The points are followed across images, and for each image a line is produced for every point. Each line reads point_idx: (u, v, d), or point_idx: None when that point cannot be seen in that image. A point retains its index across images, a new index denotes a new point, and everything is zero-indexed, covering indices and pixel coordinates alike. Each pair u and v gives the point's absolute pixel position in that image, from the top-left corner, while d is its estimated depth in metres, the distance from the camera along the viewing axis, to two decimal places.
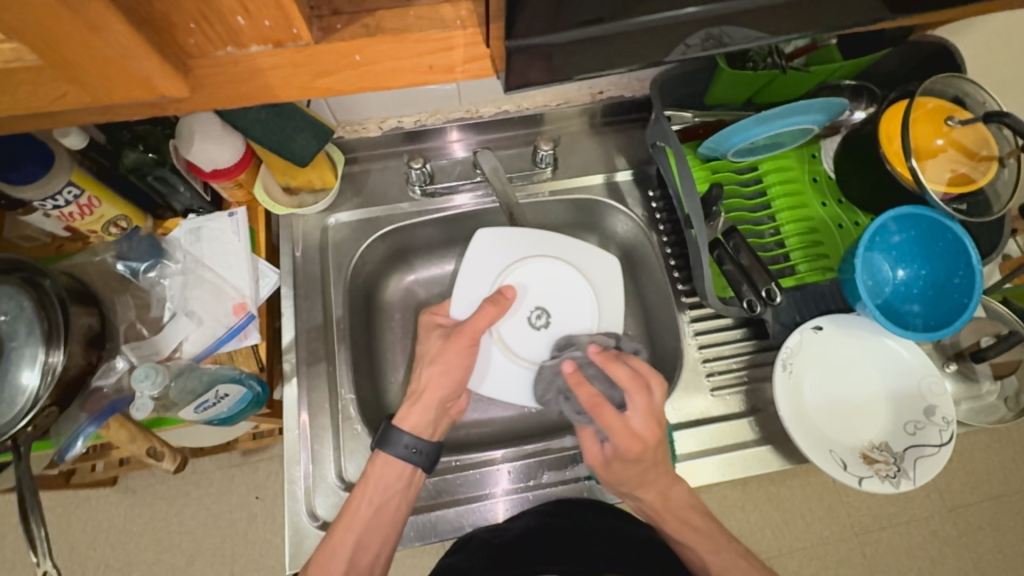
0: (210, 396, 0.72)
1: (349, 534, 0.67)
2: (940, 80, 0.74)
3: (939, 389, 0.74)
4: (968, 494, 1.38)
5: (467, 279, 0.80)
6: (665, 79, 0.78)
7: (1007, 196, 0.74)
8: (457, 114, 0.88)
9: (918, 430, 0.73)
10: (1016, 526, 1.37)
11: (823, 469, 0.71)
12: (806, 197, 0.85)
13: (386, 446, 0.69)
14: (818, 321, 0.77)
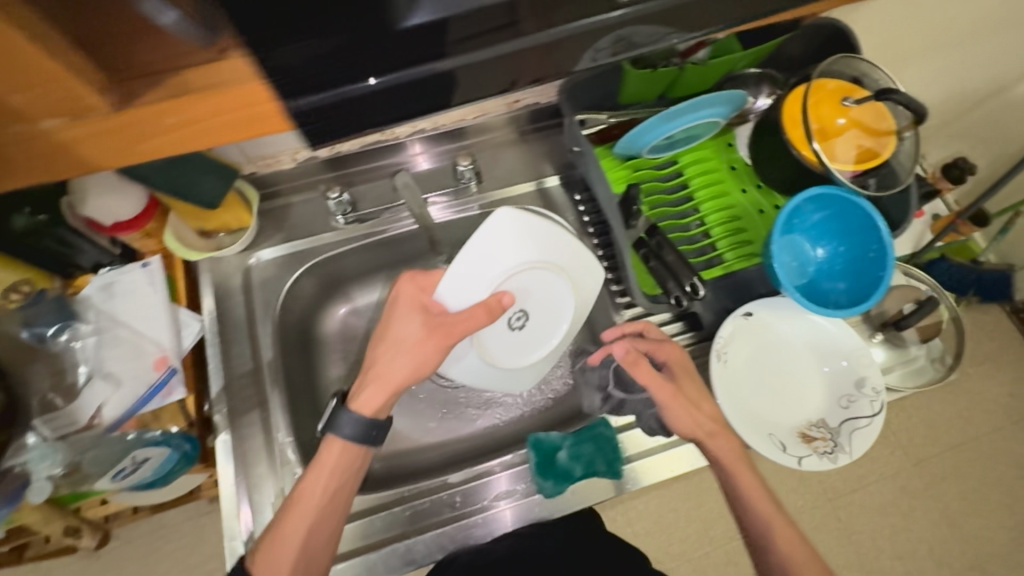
0: (127, 464, 0.70)
1: (301, 523, 0.63)
2: (836, 62, 0.77)
3: (867, 360, 0.77)
4: (928, 447, 1.44)
5: (472, 260, 0.66)
6: (573, 83, 0.77)
7: (910, 166, 0.78)
8: (374, 137, 0.86)
9: (851, 403, 0.75)
10: (975, 471, 1.43)
11: (763, 454, 0.72)
12: (727, 185, 0.86)
13: (334, 430, 0.66)
14: (749, 308, 0.78)
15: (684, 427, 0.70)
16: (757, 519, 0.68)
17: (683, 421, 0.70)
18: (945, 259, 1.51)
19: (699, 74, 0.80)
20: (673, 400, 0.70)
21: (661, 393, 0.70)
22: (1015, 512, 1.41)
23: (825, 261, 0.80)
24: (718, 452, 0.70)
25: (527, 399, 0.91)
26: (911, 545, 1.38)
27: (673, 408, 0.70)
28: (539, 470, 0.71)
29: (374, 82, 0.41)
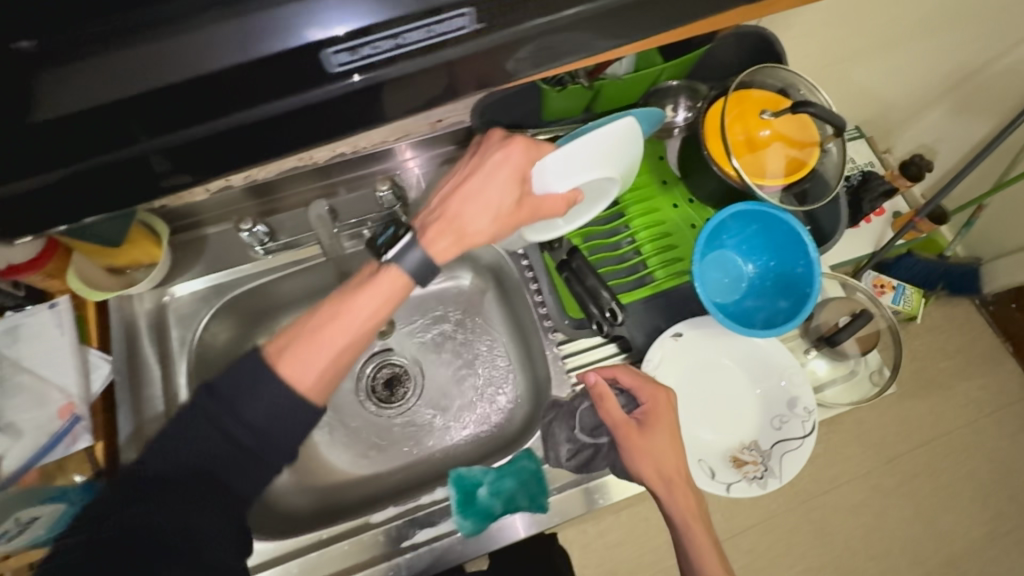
0: (12, 526, 0.65)
1: (337, 339, 0.62)
2: (757, 72, 0.75)
3: (799, 379, 0.75)
4: (901, 443, 1.33)
5: (579, 154, 0.63)
6: (486, 104, 0.75)
7: (836, 176, 0.76)
8: (291, 162, 0.83)
9: (783, 424, 0.73)
10: (949, 466, 1.33)
11: (692, 481, 0.70)
12: (656, 201, 0.84)
13: (396, 261, 0.64)
14: (677, 328, 0.76)
15: (644, 474, 0.66)
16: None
17: (646, 469, 0.66)
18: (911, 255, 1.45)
19: (622, 87, 0.76)
20: (638, 446, 0.67)
21: (627, 435, 0.67)
22: (988, 507, 1.32)
23: (755, 276, 0.79)
24: (677, 508, 0.65)
25: (469, 425, 0.90)
26: (885, 544, 1.26)
27: (636, 454, 0.67)
28: (458, 507, 0.71)
29: (358, 79, 0.44)
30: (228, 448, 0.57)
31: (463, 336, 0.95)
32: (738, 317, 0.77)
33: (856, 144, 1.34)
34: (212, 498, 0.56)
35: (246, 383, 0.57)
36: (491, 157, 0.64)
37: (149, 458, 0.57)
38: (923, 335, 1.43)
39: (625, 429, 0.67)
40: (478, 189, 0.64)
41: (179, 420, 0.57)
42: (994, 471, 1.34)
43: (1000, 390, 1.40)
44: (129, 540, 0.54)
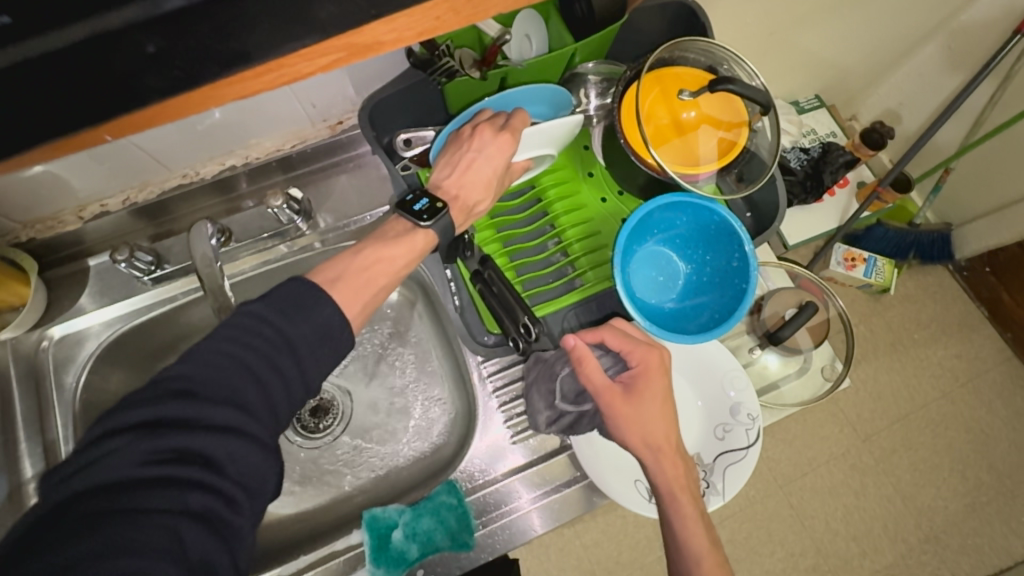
0: None
1: (384, 276, 0.58)
2: (676, 45, 0.68)
3: (741, 383, 0.70)
4: (877, 420, 1.27)
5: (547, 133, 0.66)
6: (376, 104, 0.67)
7: (769, 155, 0.69)
8: (175, 180, 0.77)
9: (726, 432, 0.68)
10: (929, 440, 1.27)
11: (627, 504, 0.69)
12: (583, 196, 0.76)
13: (433, 220, 0.61)
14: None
15: (631, 444, 0.60)
16: (684, 557, 0.59)
17: (631, 439, 0.60)
18: (883, 225, 1.33)
19: (531, 73, 0.66)
20: (625, 414, 0.60)
21: (613, 403, 0.60)
22: (968, 478, 1.25)
23: (691, 273, 0.73)
24: (664, 477, 0.60)
25: (397, 452, 0.83)
26: (865, 525, 1.20)
27: (622, 422, 0.60)
28: (372, 555, 0.68)
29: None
30: (284, 363, 0.49)
31: (392, 353, 0.87)
32: (673, 318, 0.71)
33: (818, 113, 1.29)
34: (255, 423, 0.46)
35: (300, 299, 0.51)
36: (485, 136, 0.62)
37: (194, 363, 0.46)
38: (897, 306, 1.35)
39: (611, 396, 0.61)
40: (486, 167, 0.62)
41: (229, 324, 0.49)
42: (973, 442, 1.28)
43: (979, 358, 1.33)
44: (152, 468, 0.41)
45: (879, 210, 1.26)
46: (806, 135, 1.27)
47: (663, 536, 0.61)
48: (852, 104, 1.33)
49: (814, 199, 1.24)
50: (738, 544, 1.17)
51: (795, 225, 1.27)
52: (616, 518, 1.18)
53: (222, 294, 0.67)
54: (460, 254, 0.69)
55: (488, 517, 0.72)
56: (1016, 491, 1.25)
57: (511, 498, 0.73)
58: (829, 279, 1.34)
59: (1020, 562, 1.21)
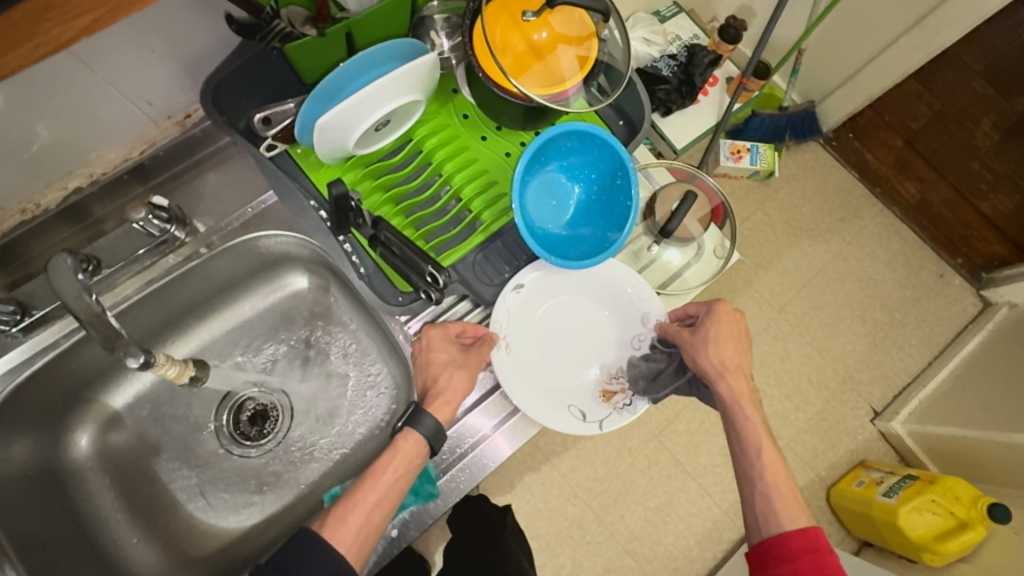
0: None
1: (373, 491, 0.62)
2: None
3: (645, 294, 0.78)
4: (787, 290, 1.42)
5: (401, 78, 0.61)
6: (220, 81, 0.64)
7: (624, 58, 0.73)
8: (15, 218, 0.70)
9: (640, 342, 0.78)
10: (832, 297, 1.43)
11: (564, 429, 0.74)
12: (462, 139, 0.75)
13: (415, 425, 0.64)
14: (519, 280, 0.75)
15: (705, 368, 0.69)
16: (752, 464, 0.64)
17: (701, 365, 0.69)
18: (757, 114, 1.42)
19: (375, 20, 0.63)
20: (697, 344, 0.70)
21: (681, 339, 0.72)
22: (867, 319, 1.42)
23: (583, 196, 0.77)
24: (735, 399, 0.67)
25: (350, 433, 0.83)
26: (794, 383, 1.37)
27: (695, 351, 0.70)
28: None
29: None
30: None
31: (318, 343, 0.86)
32: (573, 242, 0.76)
33: (678, 20, 1.34)
34: None
35: (308, 544, 0.56)
36: (418, 342, 0.71)
37: None
38: (784, 186, 1.48)
39: (682, 334, 0.72)
40: (432, 362, 0.69)
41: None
42: (865, 289, 1.44)
43: (857, 214, 1.48)
44: None
45: (749, 99, 1.35)
46: (671, 43, 1.32)
47: (733, 454, 0.67)
48: (705, 6, 1.39)
49: (691, 102, 1.32)
50: (694, 431, 1.31)
51: (679, 130, 1.34)
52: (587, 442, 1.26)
53: (107, 326, 0.59)
54: (351, 223, 0.67)
55: (447, 464, 0.75)
56: (904, 321, 1.43)
57: (470, 435, 0.76)
58: (723, 174, 1.43)
59: (916, 378, 1.40)
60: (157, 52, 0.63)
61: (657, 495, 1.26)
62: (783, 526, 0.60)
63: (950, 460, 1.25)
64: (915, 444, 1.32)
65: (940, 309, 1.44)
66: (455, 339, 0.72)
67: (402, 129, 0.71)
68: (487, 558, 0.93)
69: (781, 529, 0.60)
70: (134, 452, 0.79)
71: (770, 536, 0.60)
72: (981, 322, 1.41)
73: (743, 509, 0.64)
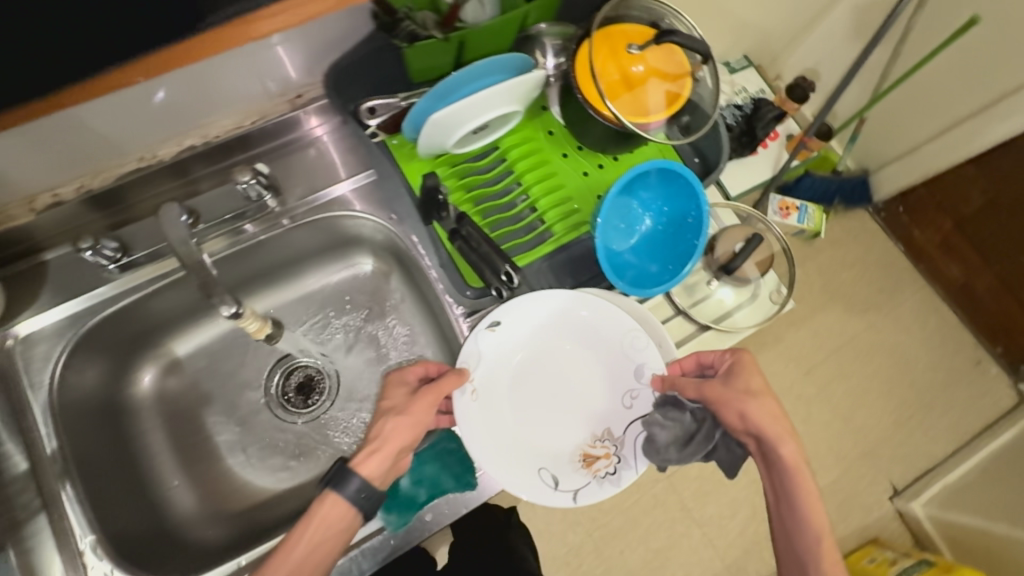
0: None
1: (289, 560, 0.59)
2: (620, 5, 0.74)
3: (642, 345, 0.72)
4: (817, 352, 1.41)
5: (510, 90, 0.66)
6: (339, 71, 0.72)
7: (711, 102, 0.76)
8: (132, 164, 0.75)
9: (633, 399, 0.73)
10: (862, 367, 1.42)
11: (533, 496, 0.69)
12: (545, 153, 0.80)
13: (337, 488, 0.61)
14: (494, 321, 0.72)
15: (756, 428, 0.62)
16: (809, 543, 0.60)
17: (752, 424, 0.62)
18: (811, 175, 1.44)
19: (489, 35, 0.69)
20: (740, 399, 0.63)
21: (717, 393, 0.65)
22: (895, 395, 1.41)
23: (652, 229, 0.79)
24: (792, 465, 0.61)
25: None
26: (812, 448, 1.36)
27: (738, 406, 0.63)
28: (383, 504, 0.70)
29: None
30: None
31: (373, 324, 0.89)
32: (631, 270, 0.77)
33: (747, 73, 1.37)
34: None
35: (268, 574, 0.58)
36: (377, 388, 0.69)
37: None
38: (827, 250, 1.49)
39: (713, 387, 0.65)
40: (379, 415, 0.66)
41: None
42: (897, 364, 1.43)
43: (897, 289, 1.48)
44: None
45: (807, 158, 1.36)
46: (737, 94, 1.35)
47: (785, 529, 0.62)
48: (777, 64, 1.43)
49: (749, 153, 1.33)
50: (707, 479, 1.30)
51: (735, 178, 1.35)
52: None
53: (207, 272, 0.65)
54: (435, 215, 0.72)
55: None
56: (933, 403, 1.41)
57: None
58: None
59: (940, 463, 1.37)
60: (294, 36, 0.68)
61: (659, 538, 1.25)
62: None
63: (968, 552, 1.21)
64: (933, 530, 1.29)
65: (971, 397, 1.42)
66: (414, 382, 0.69)
67: (495, 137, 0.76)
68: (489, 567, 0.93)
69: None
70: (188, 400, 0.83)
71: None
72: (1013, 418, 1.38)
73: None
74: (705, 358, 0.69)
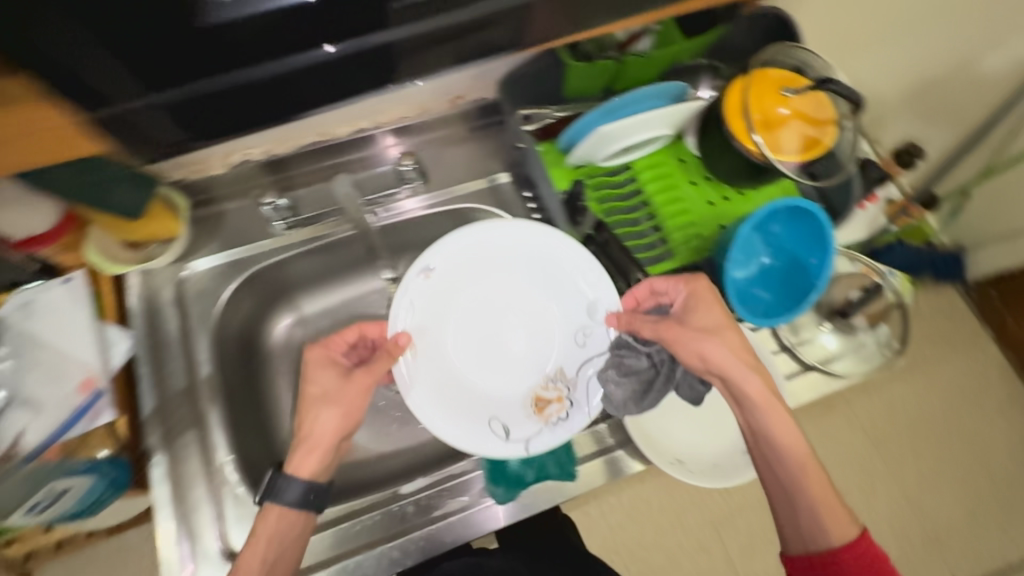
0: (44, 496, 0.67)
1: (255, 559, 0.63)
2: (777, 52, 0.78)
3: (595, 283, 0.76)
4: (886, 427, 1.33)
5: (668, 117, 0.73)
6: (512, 79, 0.79)
7: (849, 154, 0.79)
8: (310, 138, 0.84)
9: (586, 336, 0.76)
10: (938, 451, 1.33)
11: (483, 446, 0.71)
12: (674, 178, 0.84)
13: (276, 496, 0.64)
14: (427, 266, 0.74)
15: (716, 363, 0.67)
16: (790, 472, 0.65)
17: (712, 362, 0.67)
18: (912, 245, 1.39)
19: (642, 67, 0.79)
20: (696, 336, 0.68)
21: (674, 333, 0.68)
22: (972, 489, 1.31)
23: (771, 266, 0.81)
24: (756, 398, 0.66)
25: None
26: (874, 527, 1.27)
27: (698, 343, 0.67)
28: (491, 476, 0.74)
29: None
30: None
31: None
32: (746, 300, 0.79)
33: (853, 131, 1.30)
34: None
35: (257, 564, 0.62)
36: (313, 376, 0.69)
37: None
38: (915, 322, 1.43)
39: (670, 327, 0.69)
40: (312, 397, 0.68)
41: None
42: (977, 455, 1.34)
43: (988, 377, 1.39)
44: None
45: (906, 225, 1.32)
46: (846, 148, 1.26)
47: (765, 461, 0.67)
48: None
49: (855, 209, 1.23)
50: (756, 536, 1.24)
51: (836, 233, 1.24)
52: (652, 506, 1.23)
53: None
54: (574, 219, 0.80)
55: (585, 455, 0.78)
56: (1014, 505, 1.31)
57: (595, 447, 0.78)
58: None
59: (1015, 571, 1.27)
60: None
61: None
62: (831, 538, 0.62)
63: None
64: None
65: None
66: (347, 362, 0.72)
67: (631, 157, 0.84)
68: None
69: (831, 543, 0.62)
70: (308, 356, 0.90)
71: (821, 548, 0.62)
72: None
73: (786, 522, 0.66)
74: (658, 290, 0.71)
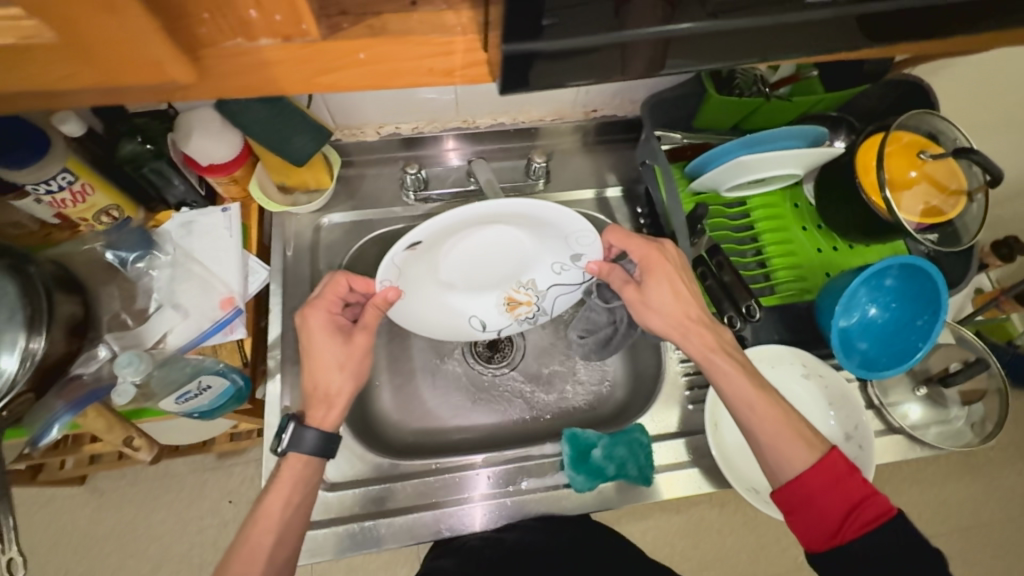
0: (193, 387, 0.73)
1: (279, 501, 0.66)
2: (914, 116, 0.78)
3: (587, 239, 0.79)
4: (936, 524, 1.25)
5: (802, 158, 0.76)
6: (656, 101, 0.83)
7: (975, 229, 0.77)
8: (454, 124, 0.91)
9: (563, 267, 0.81)
10: (989, 562, 1.24)
11: (465, 335, 0.84)
12: (787, 220, 0.86)
13: (295, 446, 0.68)
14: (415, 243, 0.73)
15: (659, 328, 0.71)
16: (747, 413, 0.66)
17: (659, 326, 0.71)
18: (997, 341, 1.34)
19: (779, 109, 0.82)
20: (643, 305, 0.72)
21: (635, 297, 0.73)
22: None
23: (878, 319, 0.82)
24: (694, 350, 0.69)
25: (562, 401, 0.91)
26: None
27: (645, 311, 0.72)
28: (573, 463, 0.77)
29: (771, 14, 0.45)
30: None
31: None
32: (845, 348, 0.81)
33: None
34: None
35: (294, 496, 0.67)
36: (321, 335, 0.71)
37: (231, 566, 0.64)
38: None
39: (631, 292, 0.73)
40: (330, 354, 0.70)
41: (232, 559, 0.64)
42: None
43: None
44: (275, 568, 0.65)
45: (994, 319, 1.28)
46: None
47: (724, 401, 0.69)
48: None
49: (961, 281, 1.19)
50: None
51: None
52: (681, 550, 1.21)
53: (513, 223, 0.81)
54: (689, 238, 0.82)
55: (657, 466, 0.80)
56: None
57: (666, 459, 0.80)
58: None
59: None
60: None
61: None
62: (798, 470, 0.62)
63: None
64: None
65: None
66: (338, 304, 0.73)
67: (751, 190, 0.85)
68: None
69: (797, 473, 0.62)
70: None
71: (789, 480, 0.63)
72: None
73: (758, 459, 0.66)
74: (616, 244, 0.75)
